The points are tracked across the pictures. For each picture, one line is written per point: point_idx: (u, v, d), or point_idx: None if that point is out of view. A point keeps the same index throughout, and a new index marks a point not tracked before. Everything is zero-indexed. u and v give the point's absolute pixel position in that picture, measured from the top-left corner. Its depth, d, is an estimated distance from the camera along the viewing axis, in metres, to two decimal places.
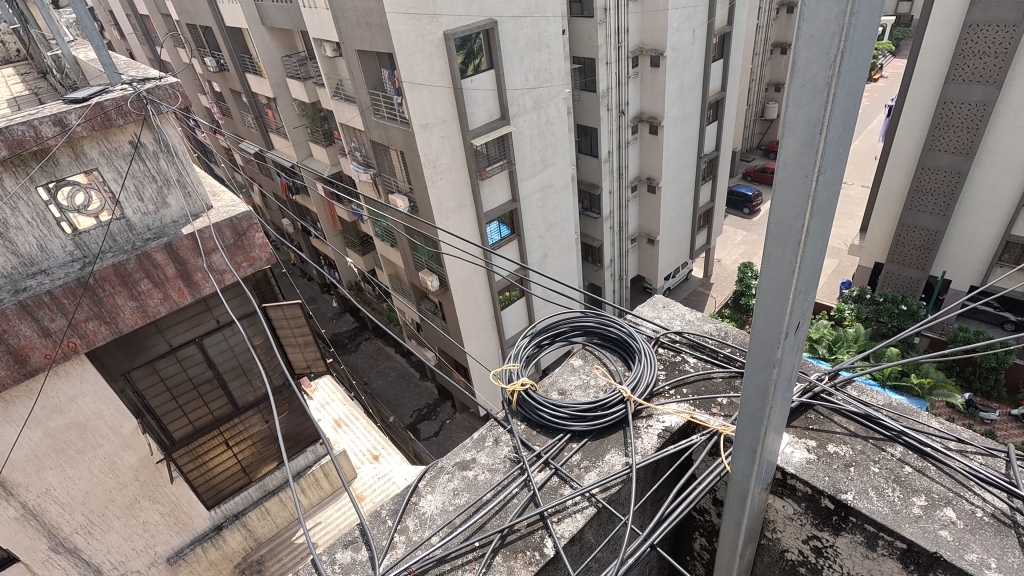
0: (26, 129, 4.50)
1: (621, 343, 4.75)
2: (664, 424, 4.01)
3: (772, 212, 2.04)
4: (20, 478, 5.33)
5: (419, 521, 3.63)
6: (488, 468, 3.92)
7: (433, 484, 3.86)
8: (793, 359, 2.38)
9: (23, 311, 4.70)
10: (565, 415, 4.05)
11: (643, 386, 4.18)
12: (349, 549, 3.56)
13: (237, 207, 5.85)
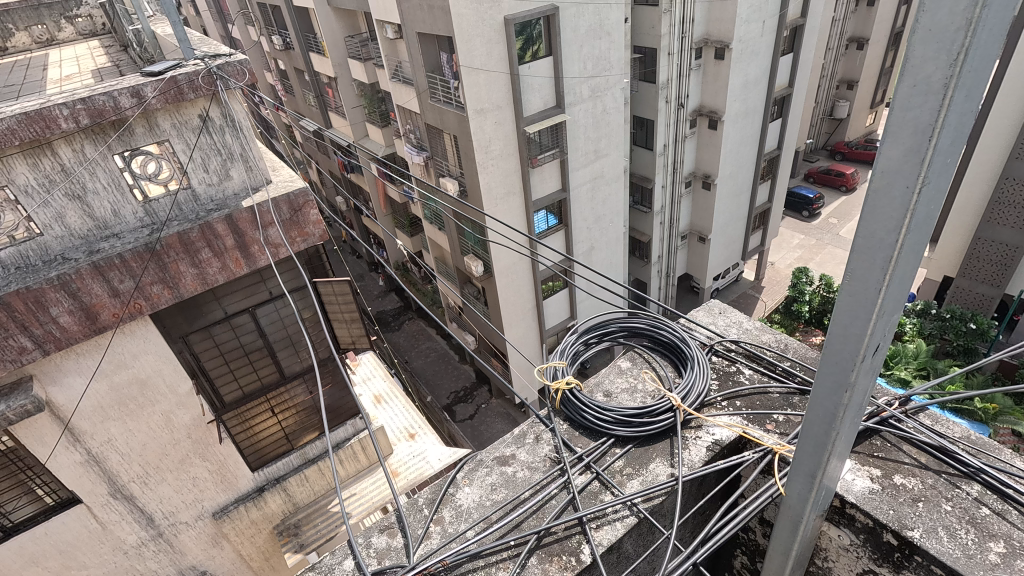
0: (106, 99, 4.77)
1: (673, 348, 4.64)
2: (714, 437, 3.90)
3: (861, 223, 1.92)
4: (87, 426, 5.77)
5: (455, 513, 3.67)
6: (528, 466, 3.91)
7: (470, 477, 3.89)
8: (866, 382, 2.26)
9: (95, 272, 5.01)
10: (610, 419, 4.00)
11: (694, 397, 4.07)
12: (385, 534, 3.64)
13: (295, 183, 6.04)
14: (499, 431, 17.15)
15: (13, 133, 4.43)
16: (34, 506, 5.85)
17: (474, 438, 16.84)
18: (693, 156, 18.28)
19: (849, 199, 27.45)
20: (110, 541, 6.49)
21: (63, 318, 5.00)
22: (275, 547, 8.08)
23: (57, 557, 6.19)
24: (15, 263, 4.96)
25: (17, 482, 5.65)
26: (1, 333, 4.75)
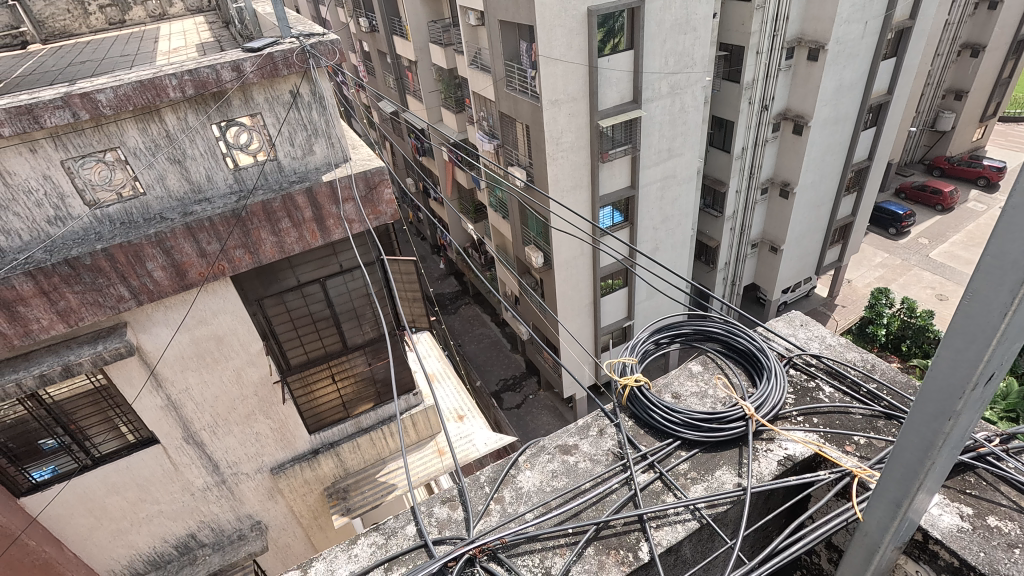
0: (210, 72, 5.10)
1: (748, 357, 4.46)
2: (787, 452, 3.74)
3: (992, 240, 1.76)
4: (169, 374, 6.27)
5: (515, 494, 3.72)
6: (589, 458, 3.91)
7: (532, 462, 3.93)
8: (973, 413, 2.08)
9: (187, 232, 5.40)
10: (677, 421, 3.91)
11: (769, 407, 3.90)
12: (447, 505, 3.72)
13: (372, 162, 6.24)
14: (544, 423, 17.17)
15: (127, 99, 4.82)
16: (118, 441, 6.44)
17: (518, 427, 16.94)
18: (772, 161, 17.45)
19: (944, 219, 25.38)
20: (182, 481, 7.04)
21: (156, 273, 5.43)
22: (325, 508, 8.48)
23: (135, 489, 6.78)
24: (120, 219, 5.42)
25: (106, 417, 6.23)
26: (104, 281, 5.22)
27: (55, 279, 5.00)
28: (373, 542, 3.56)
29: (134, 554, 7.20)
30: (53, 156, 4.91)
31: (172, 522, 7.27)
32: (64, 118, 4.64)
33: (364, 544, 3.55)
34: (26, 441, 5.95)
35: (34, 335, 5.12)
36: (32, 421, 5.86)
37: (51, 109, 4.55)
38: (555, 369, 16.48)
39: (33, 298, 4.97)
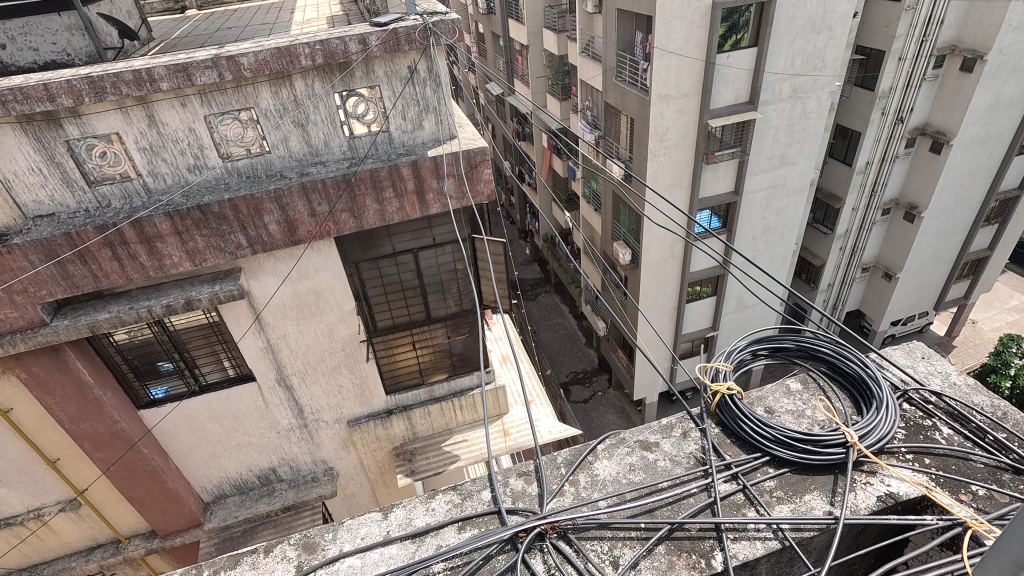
0: (339, 43, 5.42)
1: (856, 383, 3.96)
2: (889, 489, 3.32)
3: None
4: (271, 319, 6.83)
5: (590, 480, 3.47)
6: (670, 458, 3.60)
7: (611, 451, 3.67)
8: None
9: (302, 191, 5.82)
10: (769, 437, 3.54)
11: (875, 438, 3.46)
12: (523, 478, 3.49)
13: (477, 141, 6.38)
14: (609, 421, 16.97)
15: (266, 64, 5.25)
16: (221, 373, 7.13)
17: (583, 422, 16.85)
18: (900, 180, 15.84)
19: None
20: (270, 418, 7.69)
21: (272, 226, 5.92)
22: (391, 466, 8.92)
23: (230, 419, 7.50)
24: (247, 172, 5.93)
25: (213, 350, 6.92)
26: (227, 228, 5.76)
27: (188, 222, 5.60)
28: (449, 500, 3.39)
29: (224, 475, 8.02)
30: (198, 110, 5.45)
31: (258, 454, 8.00)
32: (212, 78, 5.15)
33: (441, 499, 3.39)
34: (149, 360, 6.75)
35: (166, 269, 5.78)
36: (156, 344, 6.64)
37: (202, 68, 5.08)
38: (628, 370, 16.16)
39: (169, 236, 5.61)
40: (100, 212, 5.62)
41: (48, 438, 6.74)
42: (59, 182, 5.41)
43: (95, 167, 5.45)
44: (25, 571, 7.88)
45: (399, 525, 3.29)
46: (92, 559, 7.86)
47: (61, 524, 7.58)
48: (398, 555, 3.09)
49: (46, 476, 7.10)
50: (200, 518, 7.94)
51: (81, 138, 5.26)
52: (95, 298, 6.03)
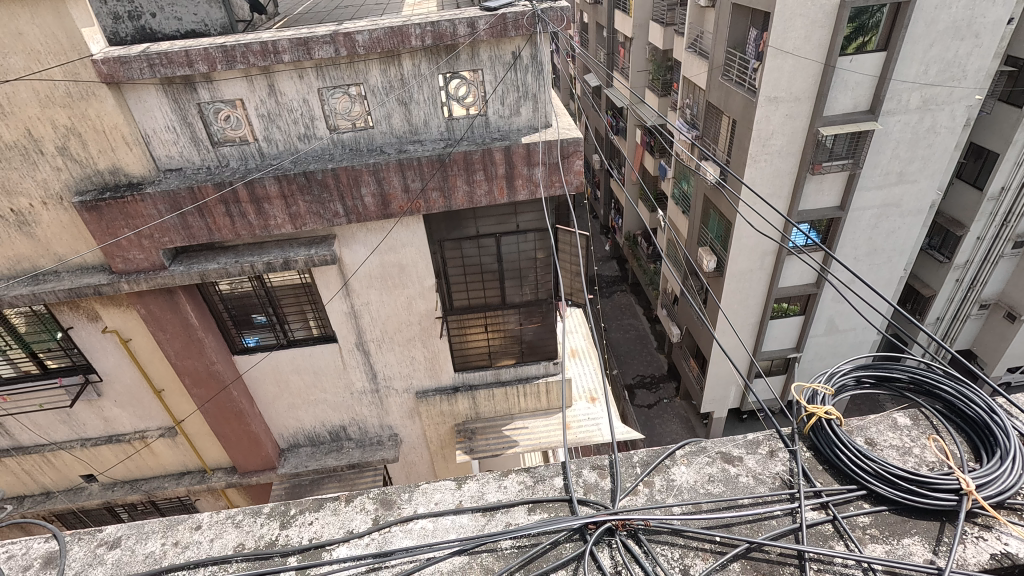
0: (449, 26, 5.55)
1: (977, 427, 3.42)
2: (1007, 549, 2.88)
3: None
4: (357, 286, 7.19)
5: (666, 484, 3.32)
6: (753, 474, 3.35)
7: (691, 458, 3.46)
8: None
9: (398, 167, 6.05)
10: (868, 470, 3.17)
11: (994, 490, 2.97)
12: (596, 471, 3.37)
13: (572, 131, 6.33)
14: (672, 430, 16.47)
15: (378, 42, 5.49)
16: (306, 331, 7.61)
17: (644, 428, 16.48)
18: None
19: None
20: (346, 380, 8.13)
21: (367, 198, 6.21)
22: (451, 442, 9.17)
23: (311, 375, 8.01)
24: (350, 145, 6.23)
25: (302, 310, 7.39)
26: (327, 196, 6.11)
27: (294, 187, 5.99)
28: (521, 480, 3.34)
29: (300, 427, 8.61)
30: (314, 83, 5.79)
31: (331, 411, 8.50)
32: (328, 53, 5.46)
33: (513, 478, 3.36)
34: (247, 311, 7.32)
35: (270, 229, 6.23)
36: (254, 297, 7.19)
37: (321, 43, 5.40)
38: (698, 381, 15.59)
39: (276, 199, 6.04)
40: (219, 171, 6.13)
41: (157, 369, 7.52)
42: (188, 141, 5.95)
43: (219, 130, 5.93)
44: (127, 484, 8.86)
45: (472, 495, 3.29)
46: (182, 484, 8.72)
47: (160, 448, 8.46)
48: (469, 524, 3.10)
49: (152, 403, 7.94)
50: (275, 463, 8.57)
51: (210, 102, 5.75)
52: (207, 249, 6.61)
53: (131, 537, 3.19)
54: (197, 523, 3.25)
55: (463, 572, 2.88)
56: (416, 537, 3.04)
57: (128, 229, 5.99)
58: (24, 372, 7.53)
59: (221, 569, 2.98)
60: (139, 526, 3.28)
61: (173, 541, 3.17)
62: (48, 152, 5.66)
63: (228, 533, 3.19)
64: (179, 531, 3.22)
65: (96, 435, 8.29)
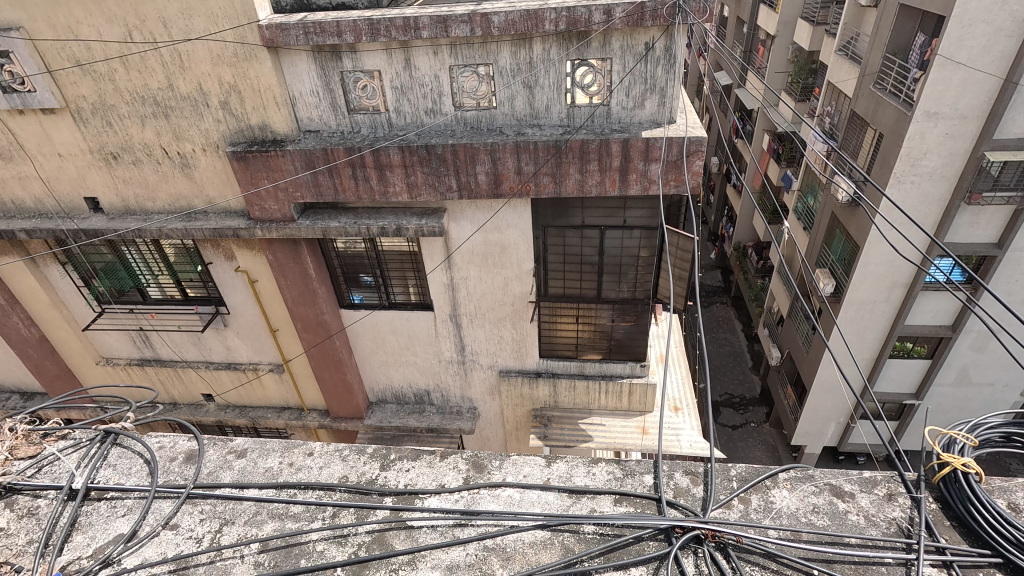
0: (584, 12, 5.50)
1: None
2: None
3: None
4: (459, 260, 7.45)
5: (763, 504, 3.09)
6: (865, 515, 3.03)
7: (794, 483, 3.20)
8: None
9: (515, 149, 6.14)
10: (1009, 537, 2.74)
11: None
12: (690, 476, 3.18)
13: (696, 129, 6.06)
14: (755, 457, 15.54)
15: (513, 25, 5.57)
16: (406, 296, 8.03)
17: (725, 449, 15.70)
18: None
19: None
20: (436, 347, 8.49)
21: (480, 176, 6.37)
22: (526, 425, 9.31)
23: (405, 338, 8.46)
24: (471, 123, 6.40)
25: (405, 275, 7.79)
26: (444, 170, 6.35)
27: (415, 158, 6.29)
28: (611, 471, 3.23)
29: (389, 384, 9.14)
30: (446, 60, 6.00)
31: (419, 375, 8.92)
32: (464, 32, 5.64)
33: (603, 467, 3.26)
34: (357, 270, 7.84)
35: (388, 195, 6.60)
36: (365, 258, 7.69)
37: (458, 22, 5.58)
38: (793, 411, 14.54)
39: (397, 168, 6.38)
40: (351, 136, 6.56)
41: (275, 310, 8.29)
42: (328, 107, 6.42)
43: (356, 98, 6.33)
44: (237, 409, 9.90)
45: (560, 475, 3.25)
46: (282, 417, 9.60)
47: (269, 382, 9.35)
48: (553, 503, 3.07)
49: (267, 341, 8.79)
50: (363, 414, 9.17)
51: (352, 71, 6.15)
52: (331, 208, 7.15)
53: (255, 451, 3.45)
54: (310, 449, 3.46)
55: (544, 546, 2.86)
56: (503, 504, 3.06)
57: (268, 181, 6.62)
58: (170, 297, 8.64)
59: (325, 495, 3.17)
60: (263, 442, 3.54)
61: (288, 461, 3.39)
62: (212, 105, 6.37)
63: (335, 464, 3.36)
64: (296, 453, 3.44)
65: (219, 360, 9.33)
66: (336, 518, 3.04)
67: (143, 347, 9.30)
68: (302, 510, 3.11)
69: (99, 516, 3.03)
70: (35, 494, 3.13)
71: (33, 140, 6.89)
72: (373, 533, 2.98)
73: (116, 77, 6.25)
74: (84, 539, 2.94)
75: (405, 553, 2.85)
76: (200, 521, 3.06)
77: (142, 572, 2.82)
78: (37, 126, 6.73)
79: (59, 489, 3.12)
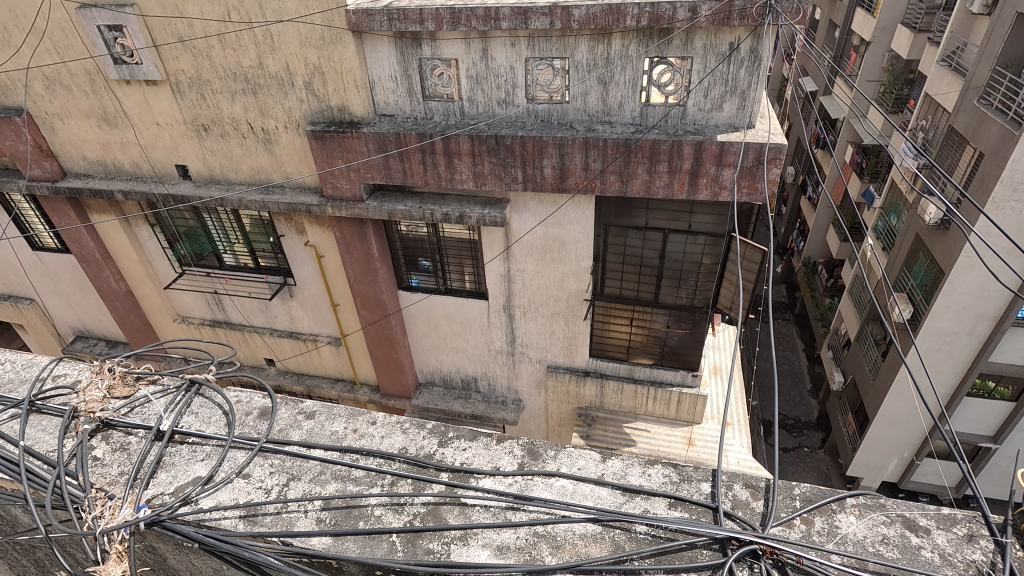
0: (668, 8, 5.35)
1: None
2: None
3: None
4: (518, 252, 7.48)
5: (827, 528, 2.86)
6: (940, 553, 2.75)
7: (863, 510, 2.93)
8: None
9: (584, 145, 6.09)
10: None
11: None
12: (749, 489, 3.03)
13: (775, 136, 5.81)
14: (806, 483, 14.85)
15: (593, 19, 5.50)
16: (461, 283, 8.15)
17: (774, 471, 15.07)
18: None
19: None
20: (487, 336, 8.59)
21: (546, 169, 6.35)
22: (569, 422, 9.28)
23: (457, 324, 8.60)
24: (542, 116, 6.39)
25: (463, 262, 7.90)
26: (511, 162, 6.38)
27: (483, 148, 6.36)
28: (668, 474, 3.14)
29: (439, 367, 9.33)
30: (523, 52, 6.01)
31: (468, 361, 9.06)
32: (543, 24, 5.62)
33: (659, 469, 3.18)
34: (417, 253, 8.04)
35: (454, 182, 6.70)
36: (425, 243, 7.87)
37: (538, 14, 5.57)
38: (852, 440, 13.77)
39: (465, 156, 6.47)
40: (423, 122, 6.70)
41: (338, 286, 8.63)
42: (404, 92, 6.57)
43: (431, 85, 6.46)
44: (295, 376, 10.39)
45: (615, 472, 3.18)
46: (335, 388, 10.02)
47: (327, 353, 9.76)
48: (606, 498, 2.99)
49: (328, 314, 9.17)
50: (411, 393, 9.42)
51: (430, 59, 6.27)
52: (399, 191, 7.35)
53: (323, 414, 3.51)
54: (373, 418, 3.49)
55: (594, 539, 2.79)
56: (555, 493, 3.01)
57: (342, 161, 6.87)
58: (243, 264, 9.16)
59: (385, 463, 3.19)
60: (331, 406, 3.58)
61: (353, 427, 3.45)
62: (297, 84, 6.66)
63: (395, 435, 3.39)
64: (360, 421, 3.48)
65: (282, 329, 9.81)
66: (395, 486, 3.07)
67: (216, 310, 9.91)
68: (363, 475, 3.13)
69: (181, 458, 3.17)
70: (127, 431, 3.32)
71: (135, 109, 7.43)
72: (428, 505, 2.97)
73: (213, 53, 6.64)
74: (166, 477, 3.08)
75: (459, 528, 2.82)
76: (268, 474, 3.12)
77: (216, 514, 2.91)
78: (141, 95, 7.25)
79: (149, 429, 3.30)
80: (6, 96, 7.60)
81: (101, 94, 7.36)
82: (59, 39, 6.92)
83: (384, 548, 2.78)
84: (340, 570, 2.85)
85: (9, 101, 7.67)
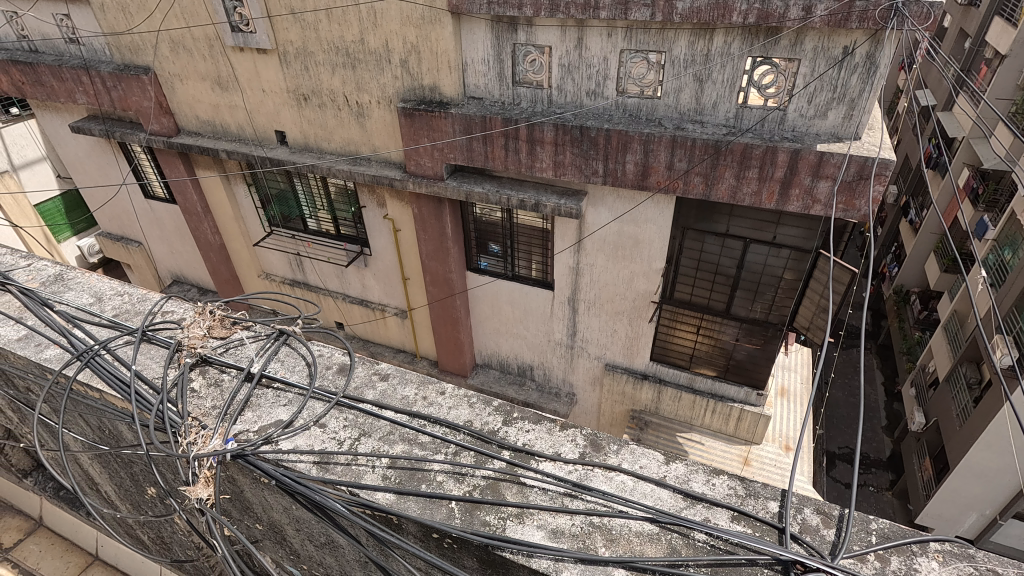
0: (780, 6, 5.04)
1: None
2: None
3: None
4: (591, 246, 7.40)
5: (906, 570, 2.64)
6: None
7: (948, 558, 2.69)
8: None
9: (670, 143, 5.91)
10: None
11: None
12: (820, 516, 2.89)
13: (884, 149, 5.39)
14: None
15: (697, 12, 5.28)
16: (529, 271, 8.19)
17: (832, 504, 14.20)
18: None
19: None
20: (548, 327, 8.60)
21: (629, 165, 6.23)
22: (621, 423, 9.16)
23: (520, 310, 8.65)
24: (631, 110, 6.25)
25: (532, 250, 7.92)
26: (593, 154, 6.30)
27: (567, 138, 6.31)
28: (732, 486, 3.04)
29: (498, 351, 9.46)
30: (619, 43, 5.89)
31: (526, 349, 9.12)
32: (644, 16, 5.45)
33: (724, 480, 3.07)
34: (488, 238, 8.15)
35: (534, 170, 6.71)
36: (498, 228, 7.96)
37: (639, 5, 5.41)
38: (926, 487, 12.79)
39: (548, 144, 6.45)
40: (510, 107, 6.74)
41: (410, 260, 8.90)
42: (495, 76, 6.63)
43: (522, 71, 6.47)
44: (361, 341, 10.87)
45: (678, 475, 3.11)
46: (397, 357, 10.41)
47: (393, 324, 10.12)
48: (667, 500, 2.94)
49: (398, 287, 9.50)
50: (467, 372, 9.62)
51: (524, 45, 6.27)
52: (480, 173, 7.45)
53: (396, 377, 3.64)
54: (442, 389, 3.58)
55: (650, 539, 2.76)
56: (614, 487, 3.00)
57: (428, 140, 7.05)
58: (325, 231, 9.64)
59: (450, 432, 3.28)
60: (403, 371, 3.71)
61: (422, 394, 3.54)
62: (394, 62, 6.86)
63: (462, 407, 3.46)
64: (429, 389, 3.58)
65: (355, 296, 10.26)
66: (457, 456, 3.15)
67: (297, 271, 10.51)
68: (429, 441, 3.24)
69: (266, 401, 3.41)
70: (221, 369, 3.60)
71: (246, 75, 7.93)
72: (488, 479, 3.04)
73: (319, 27, 6.97)
74: (253, 416, 3.32)
75: (516, 505, 2.87)
76: (343, 426, 3.30)
77: (293, 456, 3.09)
78: (251, 63, 7.72)
79: (240, 369, 3.58)
80: (138, 55, 8.35)
81: (217, 59, 7.91)
82: (186, 6, 7.50)
83: (443, 513, 2.86)
84: (400, 529, 2.90)
85: (138, 60, 8.42)
